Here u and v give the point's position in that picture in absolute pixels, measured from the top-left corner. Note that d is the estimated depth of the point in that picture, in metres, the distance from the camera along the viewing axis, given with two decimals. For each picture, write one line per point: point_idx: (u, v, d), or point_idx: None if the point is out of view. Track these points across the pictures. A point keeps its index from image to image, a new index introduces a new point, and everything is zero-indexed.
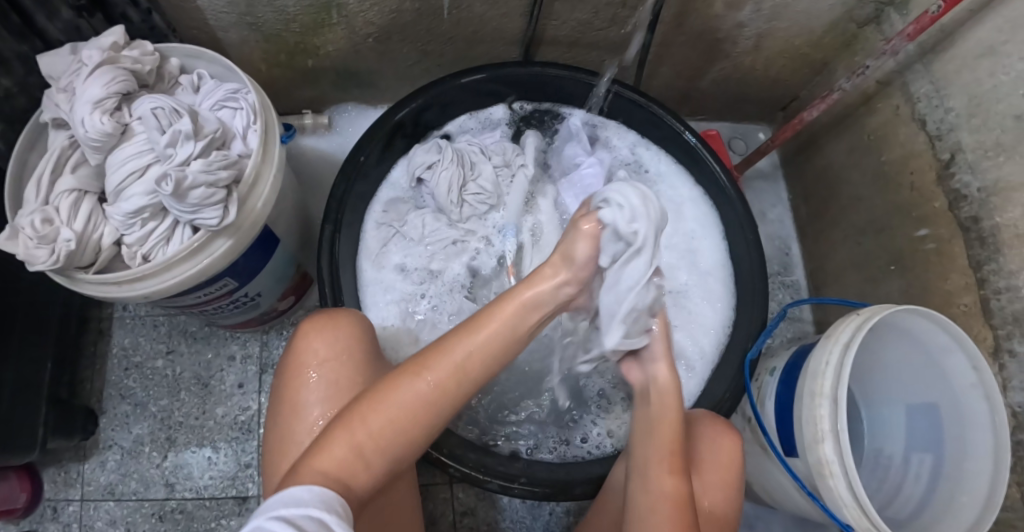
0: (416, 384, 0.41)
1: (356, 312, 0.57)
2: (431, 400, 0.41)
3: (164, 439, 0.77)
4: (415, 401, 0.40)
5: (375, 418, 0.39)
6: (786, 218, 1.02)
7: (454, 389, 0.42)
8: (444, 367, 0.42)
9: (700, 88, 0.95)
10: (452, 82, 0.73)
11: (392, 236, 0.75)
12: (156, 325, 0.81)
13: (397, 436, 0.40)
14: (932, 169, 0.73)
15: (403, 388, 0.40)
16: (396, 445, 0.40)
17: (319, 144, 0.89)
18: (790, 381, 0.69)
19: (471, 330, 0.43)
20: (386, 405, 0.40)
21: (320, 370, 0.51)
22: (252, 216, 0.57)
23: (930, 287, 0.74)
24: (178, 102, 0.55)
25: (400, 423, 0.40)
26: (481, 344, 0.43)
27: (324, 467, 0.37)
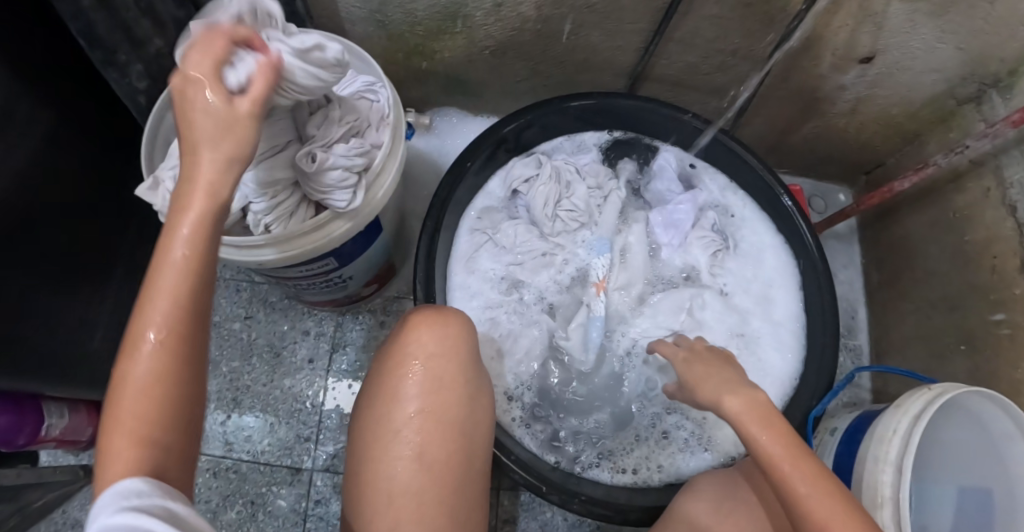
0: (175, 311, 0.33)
1: (466, 316, 0.58)
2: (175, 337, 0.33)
3: (230, 399, 0.80)
4: (158, 378, 0.33)
5: (123, 421, 0.32)
6: (856, 282, 1.03)
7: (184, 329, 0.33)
8: (181, 265, 0.33)
9: (790, 143, 0.97)
10: (562, 105, 0.76)
11: (484, 242, 0.77)
12: (239, 290, 0.84)
13: (177, 384, 0.33)
14: (1017, 255, 0.73)
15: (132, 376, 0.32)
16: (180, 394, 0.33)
17: (418, 143, 0.93)
18: (852, 444, 0.70)
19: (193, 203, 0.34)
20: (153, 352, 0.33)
21: (425, 362, 0.53)
22: (372, 204, 0.60)
23: (1000, 372, 0.75)
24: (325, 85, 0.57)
25: (151, 412, 0.32)
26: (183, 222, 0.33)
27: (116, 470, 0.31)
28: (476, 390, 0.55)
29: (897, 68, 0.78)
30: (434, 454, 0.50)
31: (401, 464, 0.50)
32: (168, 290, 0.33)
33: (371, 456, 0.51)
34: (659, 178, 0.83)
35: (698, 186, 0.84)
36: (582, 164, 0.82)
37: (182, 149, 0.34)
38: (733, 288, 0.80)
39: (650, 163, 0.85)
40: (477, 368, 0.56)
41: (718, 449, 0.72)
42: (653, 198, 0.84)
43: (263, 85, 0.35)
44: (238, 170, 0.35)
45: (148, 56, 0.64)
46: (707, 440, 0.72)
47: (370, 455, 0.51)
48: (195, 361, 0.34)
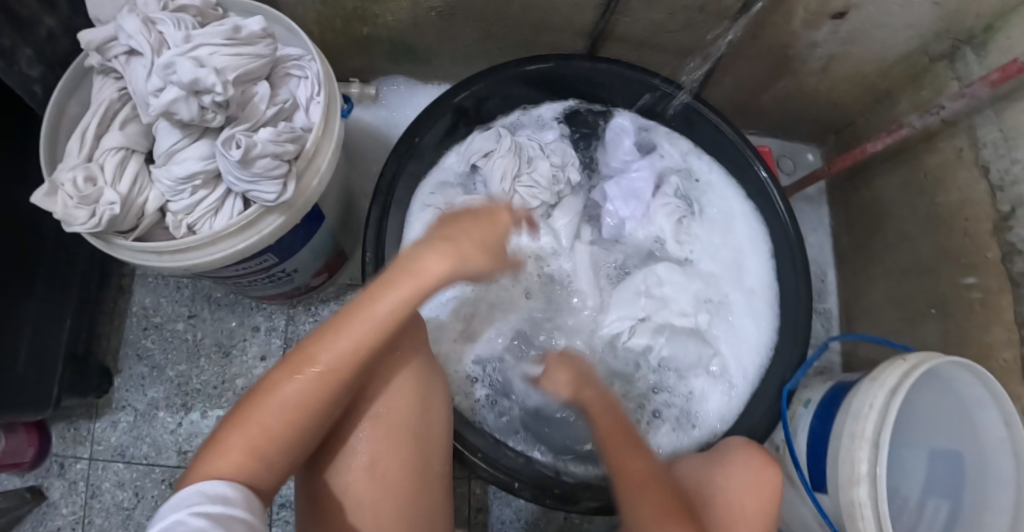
0: (330, 359, 0.40)
1: (412, 306, 0.53)
2: (320, 379, 0.39)
3: (180, 405, 0.75)
4: (306, 395, 0.39)
5: (263, 411, 0.39)
6: (826, 244, 1.01)
7: (349, 372, 0.40)
8: (364, 333, 0.40)
9: (760, 103, 0.92)
10: (518, 69, 0.70)
11: (438, 219, 0.71)
12: (179, 287, 0.78)
13: (299, 417, 0.39)
14: (989, 219, 0.72)
15: (286, 380, 0.39)
16: (303, 422, 0.40)
17: (364, 116, 0.85)
18: (827, 417, 0.68)
19: (400, 290, 0.41)
20: (293, 382, 0.39)
21: (369, 364, 0.48)
22: (306, 193, 0.53)
23: (970, 336, 0.74)
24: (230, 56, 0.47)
25: (267, 437, 0.38)
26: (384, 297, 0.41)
27: (222, 466, 0.37)
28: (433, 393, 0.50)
29: (871, 24, 0.74)
30: (391, 464, 0.46)
31: (354, 476, 0.46)
32: (329, 355, 0.40)
33: (320, 468, 0.47)
34: (615, 144, 0.78)
35: (657, 150, 0.80)
36: (544, 140, 0.77)
37: (392, 266, 0.43)
38: (699, 258, 0.78)
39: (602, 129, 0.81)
40: (428, 362, 0.51)
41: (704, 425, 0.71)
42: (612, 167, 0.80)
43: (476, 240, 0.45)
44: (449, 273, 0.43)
45: (39, 38, 0.56)
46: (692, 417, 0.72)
47: (319, 465, 0.47)
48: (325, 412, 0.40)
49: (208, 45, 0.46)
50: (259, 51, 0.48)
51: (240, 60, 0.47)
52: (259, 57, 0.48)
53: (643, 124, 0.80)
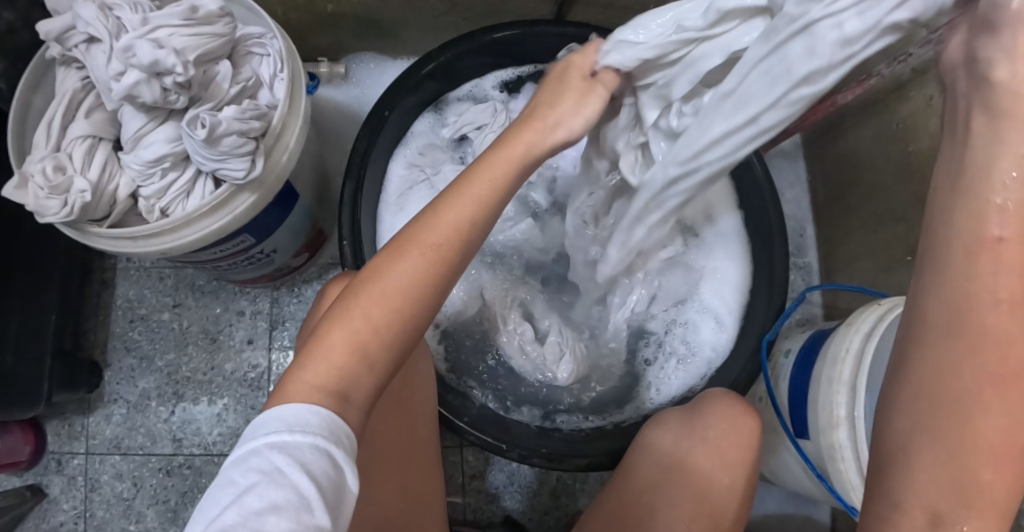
0: (419, 261, 0.39)
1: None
2: (418, 271, 0.39)
3: (171, 393, 0.76)
4: (406, 284, 0.39)
5: (368, 298, 0.39)
6: (803, 199, 1.02)
7: (450, 255, 0.40)
8: (447, 239, 0.40)
9: None
10: (485, 37, 0.69)
11: (421, 180, 0.73)
12: (162, 277, 0.78)
13: (396, 324, 0.39)
14: None
15: (393, 267, 0.39)
16: (393, 332, 0.39)
17: (335, 94, 0.85)
18: (807, 365, 0.69)
19: (470, 195, 0.42)
20: (384, 282, 0.39)
21: None
22: (276, 170, 0.53)
23: None
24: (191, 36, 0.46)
25: (353, 351, 0.37)
26: (466, 198, 0.41)
27: (311, 380, 0.36)
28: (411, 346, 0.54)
29: None
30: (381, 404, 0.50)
31: None
32: (410, 265, 0.39)
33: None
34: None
35: None
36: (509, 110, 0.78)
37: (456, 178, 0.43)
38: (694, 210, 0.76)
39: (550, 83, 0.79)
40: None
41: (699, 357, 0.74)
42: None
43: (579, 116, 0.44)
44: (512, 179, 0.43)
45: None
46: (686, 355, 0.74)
47: None
48: (417, 324, 0.40)
49: (166, 27, 0.45)
50: (218, 29, 0.47)
51: (199, 40, 0.46)
52: (218, 36, 0.48)
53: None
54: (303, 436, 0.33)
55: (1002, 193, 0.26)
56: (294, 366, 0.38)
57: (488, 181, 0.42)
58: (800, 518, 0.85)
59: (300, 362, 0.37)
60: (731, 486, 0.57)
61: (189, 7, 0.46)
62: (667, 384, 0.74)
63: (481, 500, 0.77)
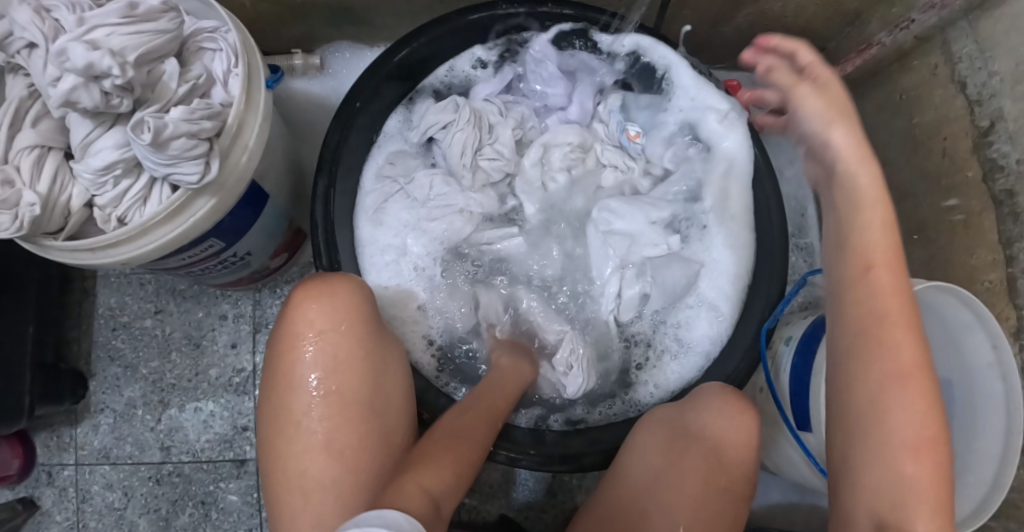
0: (456, 454, 0.45)
1: (355, 277, 0.53)
2: (463, 455, 0.46)
3: (157, 401, 0.75)
4: (460, 455, 0.46)
5: (442, 456, 0.44)
6: (804, 177, 0.98)
7: (481, 445, 0.49)
8: (472, 440, 0.48)
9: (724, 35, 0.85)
10: (460, 19, 0.67)
11: (395, 192, 0.70)
12: (143, 283, 0.77)
13: (453, 485, 0.43)
14: (968, 136, 0.69)
15: (446, 445, 0.46)
16: (448, 481, 0.42)
17: (310, 87, 0.82)
18: (806, 352, 0.65)
19: (479, 421, 0.51)
20: (435, 461, 0.44)
21: (318, 344, 0.48)
22: (235, 172, 0.52)
23: (955, 260, 0.72)
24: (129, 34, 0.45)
25: (424, 495, 0.39)
26: (476, 424, 0.51)
27: (404, 504, 0.37)
28: (382, 364, 0.50)
29: None
30: (348, 440, 0.46)
31: (311, 456, 0.45)
32: (455, 451, 0.46)
33: (276, 456, 0.46)
34: (535, 73, 0.74)
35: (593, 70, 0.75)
36: (476, 94, 0.74)
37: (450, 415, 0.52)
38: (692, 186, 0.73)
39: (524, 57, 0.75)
40: (376, 335, 0.51)
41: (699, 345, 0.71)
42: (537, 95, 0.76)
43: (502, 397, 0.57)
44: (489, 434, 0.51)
45: None
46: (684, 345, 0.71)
47: (271, 446, 0.47)
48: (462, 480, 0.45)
49: (104, 27, 0.44)
50: (160, 26, 0.46)
51: (141, 38, 0.45)
52: (163, 33, 0.47)
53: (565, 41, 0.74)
54: None
55: (875, 266, 0.44)
56: (375, 509, 0.37)
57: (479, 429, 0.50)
58: (805, 507, 0.82)
59: (386, 501, 0.38)
60: (727, 487, 0.53)
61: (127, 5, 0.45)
62: (670, 378, 0.71)
63: (476, 500, 0.75)
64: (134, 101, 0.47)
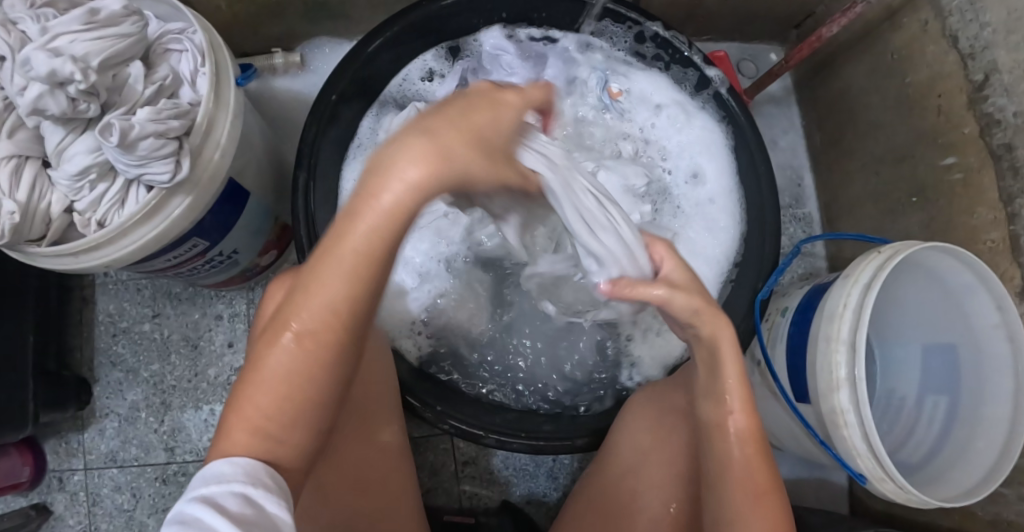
0: (295, 344, 0.32)
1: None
2: (313, 345, 0.32)
3: (160, 404, 0.76)
4: (292, 366, 0.33)
5: (265, 380, 0.33)
6: (799, 146, 0.96)
7: (335, 338, 0.32)
8: (332, 327, 0.32)
9: (707, 6, 0.84)
10: (432, 6, 0.67)
11: None
12: (139, 288, 0.78)
13: (301, 388, 0.33)
14: (963, 91, 0.67)
15: (273, 353, 0.33)
16: (308, 392, 0.33)
17: (293, 85, 0.83)
18: (803, 323, 0.64)
19: (342, 275, 0.31)
20: (268, 362, 0.33)
21: None
22: (209, 169, 0.53)
23: (955, 221, 0.70)
24: (93, 37, 0.46)
25: (258, 429, 0.33)
26: (335, 284, 0.31)
27: (223, 460, 0.32)
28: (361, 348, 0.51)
29: None
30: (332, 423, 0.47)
31: None
32: (289, 341, 0.32)
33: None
34: (493, 64, 0.74)
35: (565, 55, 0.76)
36: (437, 98, 0.75)
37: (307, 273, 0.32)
38: (673, 167, 0.76)
39: (472, 51, 0.76)
40: None
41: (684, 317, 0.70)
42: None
43: (479, 158, 0.31)
44: (393, 242, 0.31)
45: None
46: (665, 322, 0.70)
47: None
48: (335, 365, 0.33)
49: (67, 34, 0.45)
50: (123, 29, 0.47)
51: (103, 43, 0.46)
52: (125, 37, 0.48)
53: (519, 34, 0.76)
54: (224, 486, 0.30)
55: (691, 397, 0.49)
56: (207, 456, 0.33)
57: (342, 283, 0.31)
58: (814, 482, 0.82)
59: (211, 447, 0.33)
60: None
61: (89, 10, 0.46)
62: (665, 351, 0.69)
63: (477, 486, 0.75)
64: (102, 106, 0.48)
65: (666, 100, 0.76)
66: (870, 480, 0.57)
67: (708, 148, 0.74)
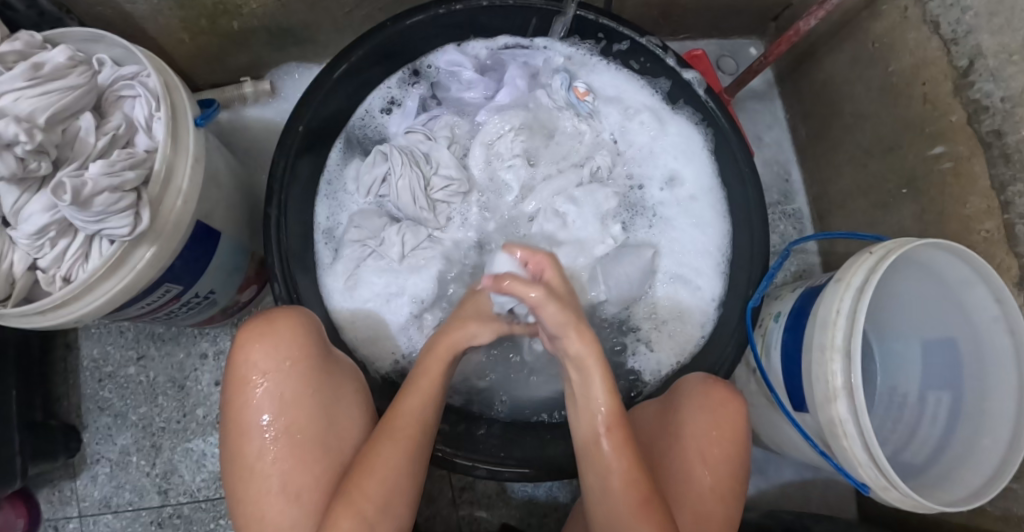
0: (400, 446, 0.48)
1: (300, 309, 0.52)
2: (403, 448, 0.48)
3: (150, 446, 0.75)
4: (401, 458, 0.48)
5: (373, 485, 0.45)
6: (784, 140, 0.94)
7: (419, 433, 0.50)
8: (416, 425, 0.50)
9: (681, 4, 0.81)
10: (396, 26, 0.65)
11: (367, 256, 0.68)
12: (122, 331, 0.77)
13: (393, 491, 0.46)
14: (947, 78, 0.65)
15: (386, 449, 0.47)
16: (393, 495, 0.46)
17: (264, 114, 0.81)
18: (796, 329, 0.62)
19: (425, 399, 0.51)
20: (370, 473, 0.46)
21: (265, 383, 0.47)
22: (171, 217, 0.52)
23: (947, 212, 0.68)
24: (36, 94, 0.45)
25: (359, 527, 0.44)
26: (411, 449, 0.49)
27: None
28: (332, 395, 0.50)
29: None
30: (307, 484, 0.46)
31: (269, 501, 0.45)
32: (391, 447, 0.48)
33: (237, 503, 0.46)
34: (451, 81, 0.75)
35: (527, 63, 0.75)
36: (393, 135, 0.74)
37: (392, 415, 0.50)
38: (649, 177, 0.74)
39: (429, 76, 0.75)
40: (327, 366, 0.50)
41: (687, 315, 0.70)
42: (457, 103, 0.77)
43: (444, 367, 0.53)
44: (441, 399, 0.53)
45: None
46: (664, 323, 0.70)
47: (234, 498, 0.46)
48: (407, 470, 0.48)
49: (10, 92, 0.45)
50: (69, 82, 0.47)
51: (49, 98, 0.46)
52: (73, 88, 0.47)
53: (475, 50, 0.75)
54: None
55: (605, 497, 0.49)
56: None
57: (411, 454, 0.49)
58: (821, 483, 0.80)
59: None
60: (714, 486, 0.51)
61: (32, 64, 0.46)
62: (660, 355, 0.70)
63: (475, 511, 0.74)
64: (53, 162, 0.47)
65: (634, 96, 0.74)
66: (872, 490, 0.55)
67: (679, 145, 0.73)
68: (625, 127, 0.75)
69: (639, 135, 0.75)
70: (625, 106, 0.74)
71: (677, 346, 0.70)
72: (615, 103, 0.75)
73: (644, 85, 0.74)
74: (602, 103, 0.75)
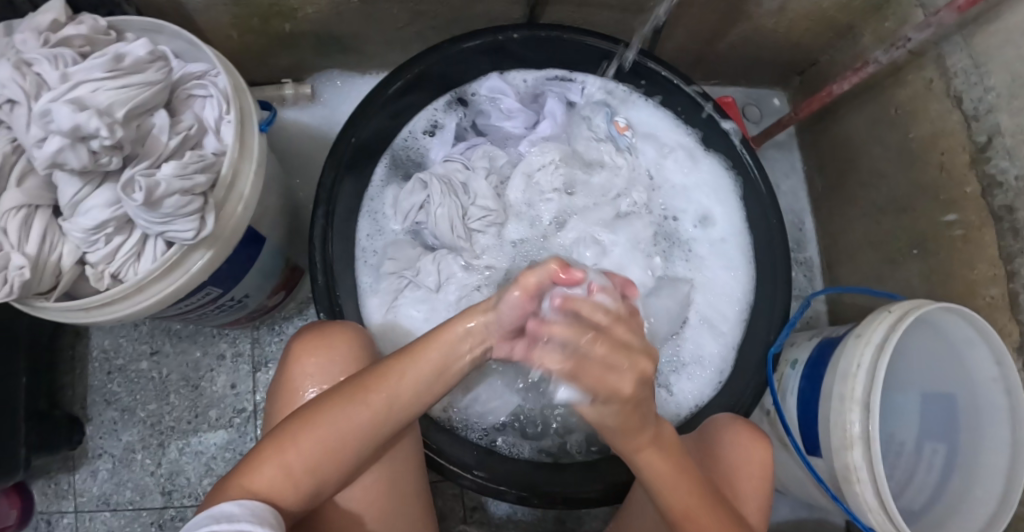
0: (360, 415, 0.44)
1: (355, 325, 0.54)
2: (364, 422, 0.44)
3: (157, 444, 0.73)
4: (348, 429, 0.43)
5: (306, 443, 0.42)
6: (800, 190, 0.99)
7: (393, 413, 0.45)
8: (391, 402, 0.45)
9: (717, 52, 0.85)
10: (454, 47, 0.67)
11: (405, 286, 0.68)
12: (137, 324, 0.75)
13: (328, 460, 0.43)
14: (964, 150, 0.69)
15: (342, 416, 0.43)
16: (327, 466, 0.43)
17: (301, 117, 0.81)
18: (815, 377, 0.65)
19: (416, 374, 0.46)
20: (320, 428, 0.43)
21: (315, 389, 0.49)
22: (230, 221, 0.52)
23: (954, 273, 0.72)
24: (117, 86, 0.46)
25: (280, 478, 0.41)
26: (368, 424, 0.44)
27: (248, 483, 0.40)
28: None
29: None
30: None
31: None
32: (356, 414, 0.44)
33: None
34: (492, 108, 0.76)
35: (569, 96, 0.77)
36: (434, 160, 0.74)
37: (372, 379, 0.45)
38: (682, 210, 0.77)
39: (472, 104, 0.76)
40: None
41: (709, 357, 0.71)
42: (496, 134, 0.77)
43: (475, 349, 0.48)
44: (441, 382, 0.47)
45: None
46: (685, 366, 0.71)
47: None
48: (359, 444, 0.44)
49: (89, 81, 0.45)
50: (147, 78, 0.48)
51: (127, 92, 0.46)
52: (151, 84, 0.48)
53: (515, 81, 0.77)
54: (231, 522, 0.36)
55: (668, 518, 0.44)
56: (235, 471, 0.41)
57: (365, 431, 0.44)
58: (815, 521, 0.84)
59: (242, 468, 0.41)
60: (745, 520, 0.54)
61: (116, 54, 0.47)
62: (676, 397, 0.70)
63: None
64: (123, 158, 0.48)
65: (670, 136, 0.77)
66: None
67: (712, 189, 0.76)
68: (660, 164, 0.77)
69: (673, 171, 0.77)
70: (659, 144, 0.77)
71: (698, 387, 0.70)
72: (650, 139, 0.77)
73: (680, 126, 0.76)
74: (634, 139, 0.76)
